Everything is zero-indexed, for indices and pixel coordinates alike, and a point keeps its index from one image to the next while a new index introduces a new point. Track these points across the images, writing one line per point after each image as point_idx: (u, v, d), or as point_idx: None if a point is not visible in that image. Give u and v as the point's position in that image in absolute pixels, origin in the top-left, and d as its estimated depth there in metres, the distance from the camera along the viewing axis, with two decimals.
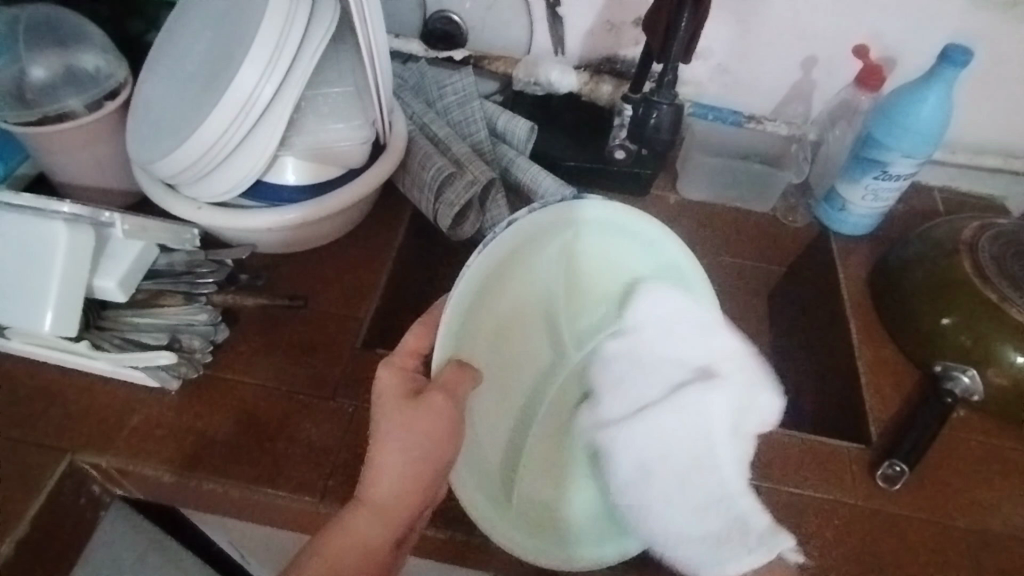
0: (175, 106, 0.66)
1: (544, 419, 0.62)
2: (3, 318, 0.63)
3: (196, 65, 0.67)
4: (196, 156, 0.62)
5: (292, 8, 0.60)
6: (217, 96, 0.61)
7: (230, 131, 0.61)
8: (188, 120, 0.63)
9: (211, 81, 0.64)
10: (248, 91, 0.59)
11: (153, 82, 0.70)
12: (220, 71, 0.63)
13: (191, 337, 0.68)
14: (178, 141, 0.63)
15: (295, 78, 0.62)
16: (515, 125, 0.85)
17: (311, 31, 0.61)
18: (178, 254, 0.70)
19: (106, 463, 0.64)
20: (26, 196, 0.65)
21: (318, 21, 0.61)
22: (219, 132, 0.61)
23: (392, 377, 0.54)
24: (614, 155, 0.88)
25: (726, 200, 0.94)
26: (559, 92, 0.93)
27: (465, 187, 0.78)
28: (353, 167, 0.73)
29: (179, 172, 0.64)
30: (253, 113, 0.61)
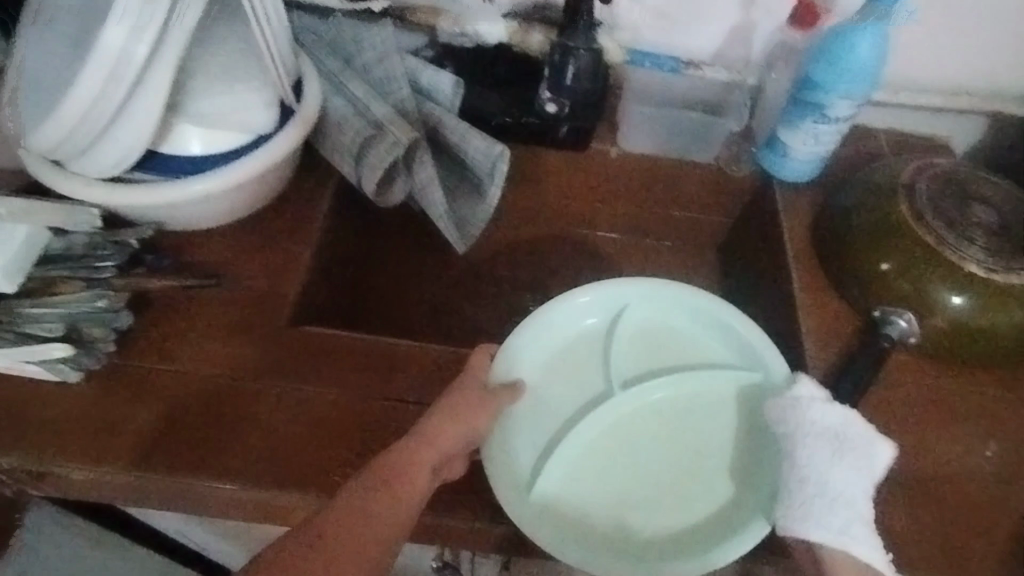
0: (47, 70, 0.60)
1: (618, 478, 0.59)
2: None
3: (66, 24, 0.60)
4: (70, 126, 0.57)
5: None
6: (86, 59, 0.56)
7: (109, 93, 0.56)
8: (61, 87, 0.57)
9: (80, 42, 0.57)
10: (117, 51, 0.54)
11: (22, 47, 0.63)
12: (89, 31, 0.57)
13: (90, 325, 0.63)
14: (53, 109, 0.57)
15: (174, 35, 0.56)
16: (439, 79, 0.79)
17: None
18: (77, 236, 0.66)
19: (12, 463, 0.60)
20: None
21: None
22: (96, 95, 0.55)
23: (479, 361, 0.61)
24: (545, 109, 0.83)
25: (668, 151, 0.90)
26: (488, 44, 0.87)
27: (388, 149, 0.74)
28: (261, 131, 0.68)
29: (57, 145, 0.58)
30: (133, 71, 0.55)
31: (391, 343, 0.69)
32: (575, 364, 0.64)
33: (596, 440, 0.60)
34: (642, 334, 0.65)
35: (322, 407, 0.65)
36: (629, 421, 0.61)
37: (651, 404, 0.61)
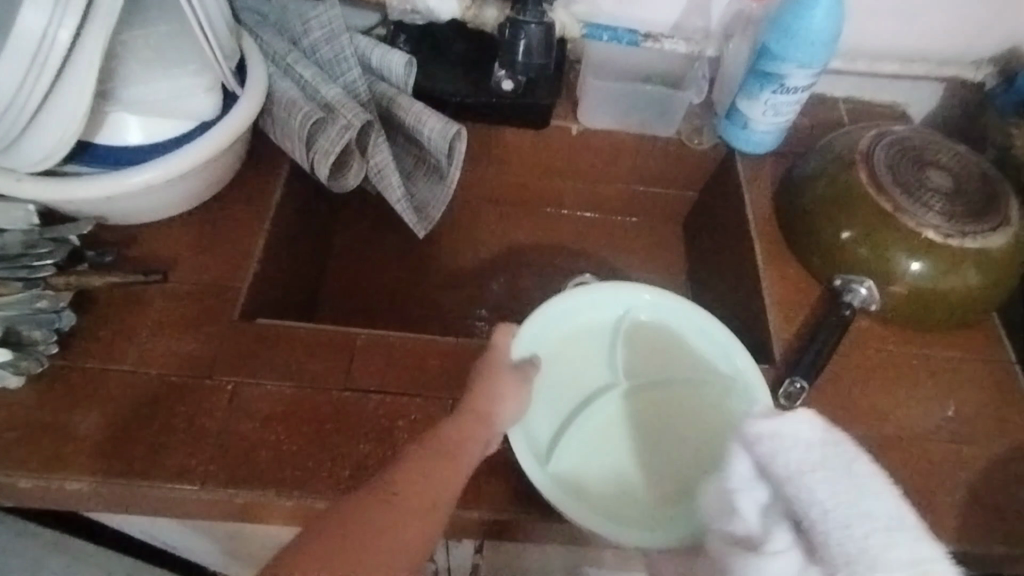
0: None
1: (610, 461, 0.60)
2: None
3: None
4: None
5: None
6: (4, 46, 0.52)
7: (32, 79, 0.52)
8: None
9: None
10: (35, 37, 0.51)
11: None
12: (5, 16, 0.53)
13: (31, 327, 0.60)
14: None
15: (98, 19, 0.53)
16: (390, 58, 0.76)
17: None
18: (12, 234, 0.62)
19: None
20: None
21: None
22: (19, 82, 0.52)
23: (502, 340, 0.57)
24: (501, 87, 0.81)
25: (628, 127, 0.88)
26: (441, 21, 0.83)
27: (338, 133, 0.71)
28: (203, 117, 0.65)
29: None
30: (58, 55, 0.52)
31: (352, 333, 0.68)
32: (583, 359, 0.65)
33: (597, 429, 0.62)
34: (645, 332, 0.66)
35: (282, 402, 0.63)
36: (622, 414, 0.63)
37: (647, 396, 0.64)
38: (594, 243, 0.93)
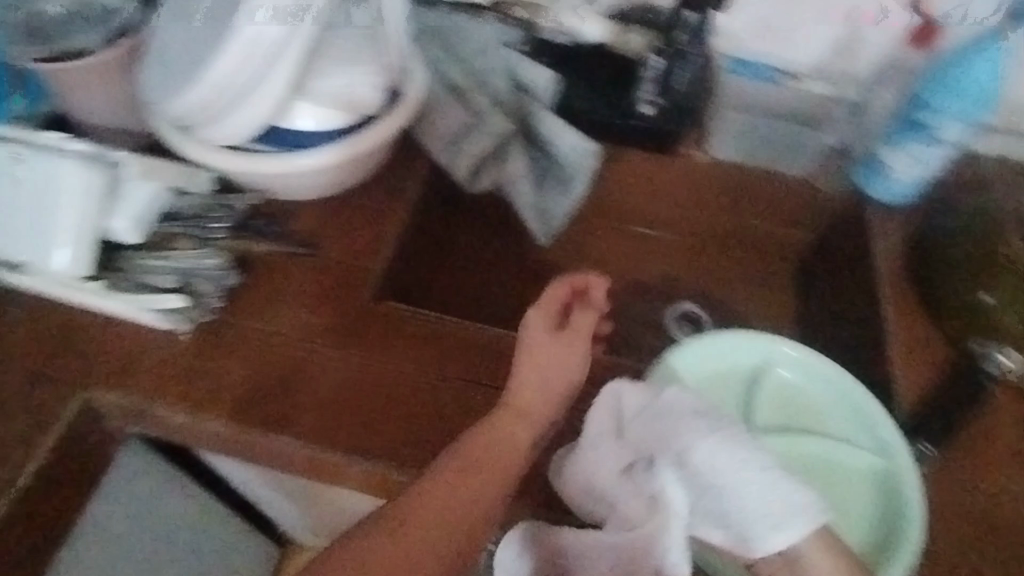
0: (189, 40, 0.65)
1: None
2: (24, 254, 0.65)
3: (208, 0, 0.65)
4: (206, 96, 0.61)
5: None
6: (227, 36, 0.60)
7: (248, 64, 0.60)
8: (201, 60, 0.62)
9: (221, 20, 0.62)
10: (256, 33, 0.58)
11: (165, 21, 0.68)
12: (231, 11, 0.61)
13: (201, 281, 0.68)
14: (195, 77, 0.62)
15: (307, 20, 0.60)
16: (535, 75, 0.81)
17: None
18: (192, 198, 0.70)
19: (119, 401, 0.65)
20: (50, 134, 0.67)
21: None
22: (236, 69, 0.60)
23: (540, 316, 0.62)
24: (641, 110, 0.84)
25: (758, 163, 0.90)
26: (585, 44, 0.84)
27: (484, 138, 0.80)
28: (368, 112, 0.71)
29: (191, 113, 0.63)
30: (273, 45, 0.60)
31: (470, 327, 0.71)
32: (719, 398, 0.63)
33: None
34: (782, 387, 0.65)
35: (400, 381, 0.67)
36: None
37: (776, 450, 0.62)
38: (708, 266, 0.91)
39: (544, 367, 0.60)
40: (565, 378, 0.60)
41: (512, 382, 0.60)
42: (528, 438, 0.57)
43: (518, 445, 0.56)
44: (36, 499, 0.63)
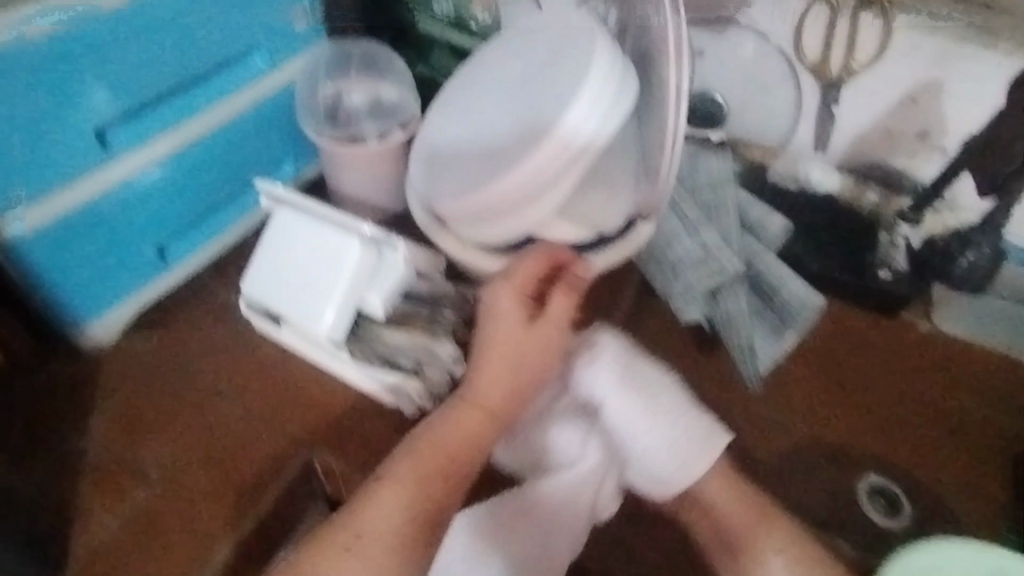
0: (480, 148, 0.74)
1: None
2: (291, 310, 0.72)
3: (501, 117, 0.74)
4: (514, 188, 0.67)
5: (618, 60, 0.68)
6: (540, 138, 0.67)
7: (542, 173, 0.66)
8: (507, 160, 0.69)
9: (528, 130, 0.70)
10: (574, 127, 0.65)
11: (447, 132, 0.78)
12: (540, 122, 0.69)
13: (434, 367, 0.71)
14: (489, 179, 0.69)
15: (613, 115, 0.67)
16: (770, 220, 0.81)
17: (621, 96, 0.67)
18: (430, 284, 0.75)
19: (338, 467, 0.69)
20: (330, 209, 0.72)
21: (625, 87, 0.68)
22: (547, 162, 0.66)
23: (511, 299, 0.64)
24: (878, 274, 0.81)
25: (993, 343, 0.82)
26: (816, 193, 0.86)
27: (709, 274, 0.78)
28: (610, 229, 0.75)
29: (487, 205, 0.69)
30: (568, 159, 0.66)
31: None
32: None
33: None
34: None
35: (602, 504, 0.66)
36: None
37: None
38: (929, 437, 0.77)
39: (501, 352, 0.63)
40: (525, 373, 0.63)
41: (476, 365, 0.63)
42: (489, 430, 0.61)
43: (479, 440, 0.61)
44: (244, 549, 0.66)
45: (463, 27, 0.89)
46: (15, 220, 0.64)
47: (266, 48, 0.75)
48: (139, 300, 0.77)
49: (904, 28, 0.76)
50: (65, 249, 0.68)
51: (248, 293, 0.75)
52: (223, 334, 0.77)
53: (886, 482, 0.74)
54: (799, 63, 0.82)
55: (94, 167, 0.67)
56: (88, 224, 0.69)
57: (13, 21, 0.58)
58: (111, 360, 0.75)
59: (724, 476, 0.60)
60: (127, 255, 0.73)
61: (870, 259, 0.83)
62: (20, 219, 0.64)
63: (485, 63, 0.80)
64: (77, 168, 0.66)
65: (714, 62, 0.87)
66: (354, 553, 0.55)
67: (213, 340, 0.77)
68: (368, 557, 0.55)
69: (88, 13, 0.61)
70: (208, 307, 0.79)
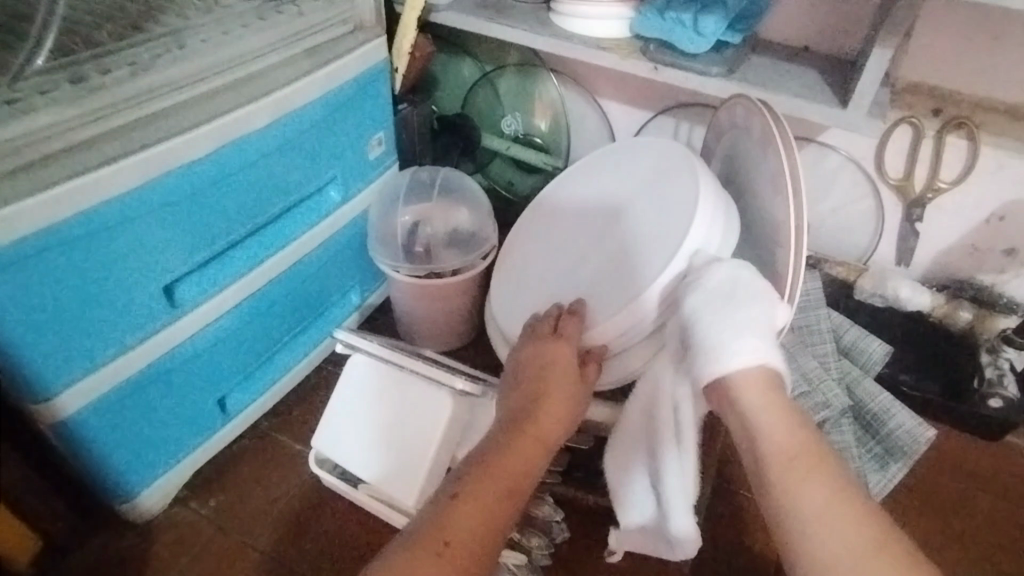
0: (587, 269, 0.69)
1: None
2: (372, 471, 0.65)
3: (602, 234, 0.71)
4: (635, 323, 0.62)
5: (714, 179, 0.67)
6: (658, 261, 0.62)
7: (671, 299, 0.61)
8: (624, 291, 0.63)
9: (632, 257, 0.65)
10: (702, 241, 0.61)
11: (529, 266, 0.75)
12: (648, 250, 0.64)
13: (531, 533, 0.63)
14: (607, 304, 0.64)
15: (729, 234, 0.64)
16: (868, 344, 0.77)
17: (730, 225, 0.65)
18: None
19: None
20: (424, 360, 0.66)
21: (730, 216, 0.66)
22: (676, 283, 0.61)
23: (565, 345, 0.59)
24: (987, 402, 0.76)
25: None
26: (903, 311, 0.82)
27: (815, 406, 0.72)
28: None
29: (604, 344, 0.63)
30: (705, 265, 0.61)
31: None
32: None
33: None
34: None
35: None
36: None
37: None
38: None
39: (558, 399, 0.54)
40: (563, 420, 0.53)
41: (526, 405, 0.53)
42: (546, 459, 0.51)
43: (532, 472, 0.48)
44: None
45: (529, 143, 0.90)
46: (77, 395, 0.56)
47: (341, 181, 0.72)
48: (197, 461, 0.69)
49: (990, 149, 0.75)
50: (126, 416, 0.61)
51: (322, 447, 0.68)
52: (287, 491, 0.70)
53: None
54: (879, 182, 0.82)
55: (162, 326, 0.60)
56: (154, 386, 0.62)
57: (105, 184, 0.51)
58: (165, 523, 0.68)
59: (773, 382, 0.46)
60: (189, 412, 0.66)
61: (974, 384, 0.77)
62: (83, 392, 0.56)
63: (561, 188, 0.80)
64: (149, 328, 0.59)
65: None
66: (445, 557, 0.41)
67: (278, 498, 0.70)
68: (462, 564, 0.41)
69: (181, 166, 0.56)
70: (271, 457, 0.73)
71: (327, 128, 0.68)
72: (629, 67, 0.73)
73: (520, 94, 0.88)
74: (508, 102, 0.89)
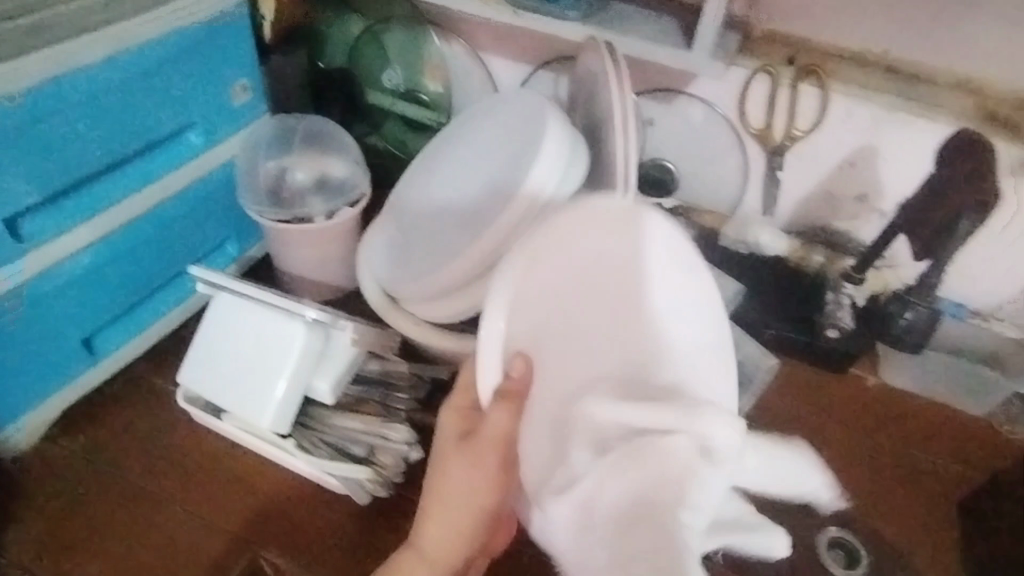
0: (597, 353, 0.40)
1: None
2: (230, 398, 0.68)
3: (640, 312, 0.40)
4: (466, 269, 0.64)
5: (565, 118, 0.68)
6: (505, 200, 0.64)
7: (507, 239, 0.62)
8: (466, 238, 0.66)
9: (480, 207, 0.68)
10: (546, 180, 0.62)
11: (407, 217, 0.77)
12: (495, 195, 0.67)
13: (386, 454, 0.68)
14: (450, 250, 0.67)
15: (574, 172, 0.65)
16: (724, 286, 0.82)
17: (578, 159, 0.66)
18: (390, 362, 0.74)
19: (287, 567, 0.64)
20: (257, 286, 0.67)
21: (579, 150, 0.67)
22: (515, 226, 0.62)
23: (453, 420, 0.56)
24: (827, 333, 0.81)
25: (938, 396, 0.84)
26: (766, 256, 0.86)
27: None
28: None
29: (435, 286, 0.67)
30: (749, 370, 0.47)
31: None
32: None
33: None
34: None
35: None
36: None
37: None
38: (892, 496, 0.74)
39: (448, 488, 0.54)
40: (484, 490, 0.53)
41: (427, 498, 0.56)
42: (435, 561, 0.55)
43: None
44: None
45: (414, 99, 0.92)
46: None
47: (202, 125, 0.73)
48: (63, 400, 0.71)
49: (841, 96, 0.78)
50: None
51: (187, 383, 0.70)
52: (159, 430, 0.72)
53: (850, 536, 0.70)
54: (743, 132, 0.85)
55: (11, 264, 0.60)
56: (9, 323, 0.63)
57: None
58: (34, 460, 0.70)
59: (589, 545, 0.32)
60: (51, 351, 0.67)
61: (821, 317, 0.82)
62: None
63: (597, 232, 0.45)
64: None
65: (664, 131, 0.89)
66: None
67: (146, 434, 0.72)
68: None
69: (15, 99, 0.56)
70: (142, 397, 0.75)
71: (181, 67, 0.68)
72: (491, 11, 0.74)
73: (406, 50, 0.90)
74: (393, 56, 0.90)
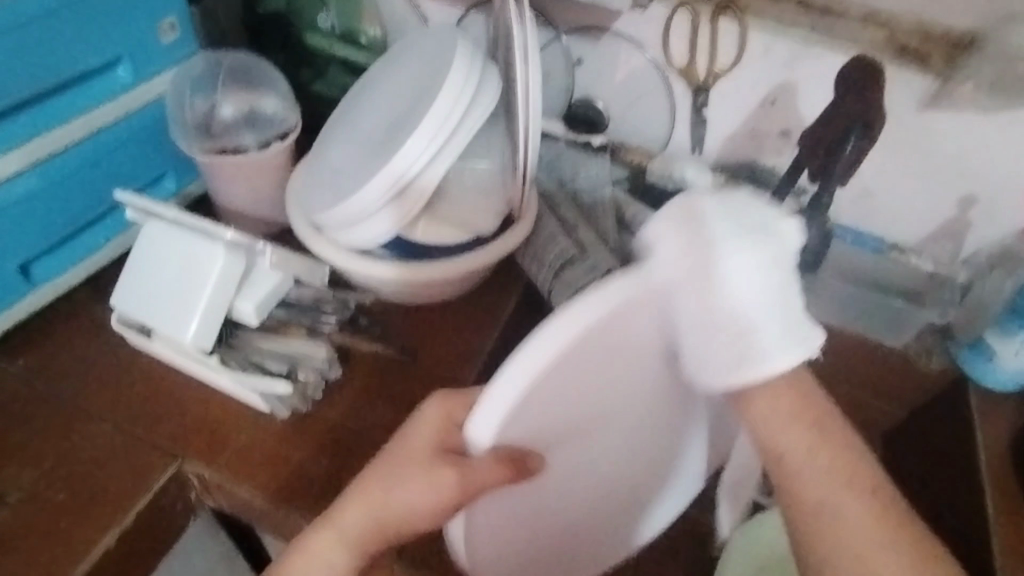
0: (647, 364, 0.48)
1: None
2: (155, 318, 0.71)
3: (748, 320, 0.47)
4: (376, 190, 0.67)
5: (476, 49, 0.70)
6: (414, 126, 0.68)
7: (412, 161, 0.66)
8: (378, 163, 0.70)
9: (395, 134, 0.71)
10: (449, 105, 0.66)
11: (334, 150, 0.79)
12: (407, 123, 0.70)
13: (307, 371, 0.73)
14: (366, 176, 0.70)
15: (481, 100, 0.68)
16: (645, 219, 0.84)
17: (485, 86, 0.69)
18: (307, 289, 0.77)
19: (208, 475, 0.68)
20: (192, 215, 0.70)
21: (487, 78, 0.69)
22: (420, 150, 0.66)
23: (437, 415, 0.55)
24: None
25: (851, 326, 0.89)
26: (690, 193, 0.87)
27: (584, 272, 0.80)
28: (480, 232, 0.77)
29: (349, 208, 0.69)
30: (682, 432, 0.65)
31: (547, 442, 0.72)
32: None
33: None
34: None
35: None
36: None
37: None
38: None
39: (390, 480, 0.53)
40: (428, 503, 0.51)
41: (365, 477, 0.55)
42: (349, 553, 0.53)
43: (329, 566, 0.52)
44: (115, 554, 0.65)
45: (351, 41, 0.94)
46: None
47: (130, 59, 0.75)
48: (6, 322, 0.74)
49: (757, 31, 0.80)
50: None
51: (119, 306, 0.74)
52: (98, 351, 0.77)
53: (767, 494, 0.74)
54: (668, 70, 0.86)
55: None
56: None
57: None
58: None
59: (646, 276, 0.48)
60: None
61: None
62: None
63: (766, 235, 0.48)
64: None
65: (596, 70, 0.91)
66: None
67: (84, 354, 0.76)
68: None
69: None
70: (82, 323, 0.79)
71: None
72: None
73: None
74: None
